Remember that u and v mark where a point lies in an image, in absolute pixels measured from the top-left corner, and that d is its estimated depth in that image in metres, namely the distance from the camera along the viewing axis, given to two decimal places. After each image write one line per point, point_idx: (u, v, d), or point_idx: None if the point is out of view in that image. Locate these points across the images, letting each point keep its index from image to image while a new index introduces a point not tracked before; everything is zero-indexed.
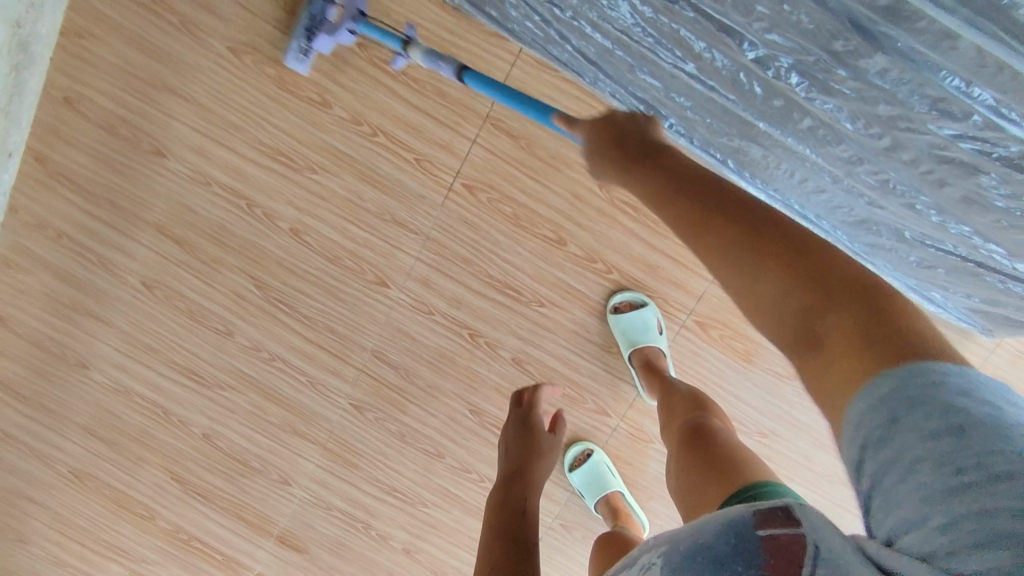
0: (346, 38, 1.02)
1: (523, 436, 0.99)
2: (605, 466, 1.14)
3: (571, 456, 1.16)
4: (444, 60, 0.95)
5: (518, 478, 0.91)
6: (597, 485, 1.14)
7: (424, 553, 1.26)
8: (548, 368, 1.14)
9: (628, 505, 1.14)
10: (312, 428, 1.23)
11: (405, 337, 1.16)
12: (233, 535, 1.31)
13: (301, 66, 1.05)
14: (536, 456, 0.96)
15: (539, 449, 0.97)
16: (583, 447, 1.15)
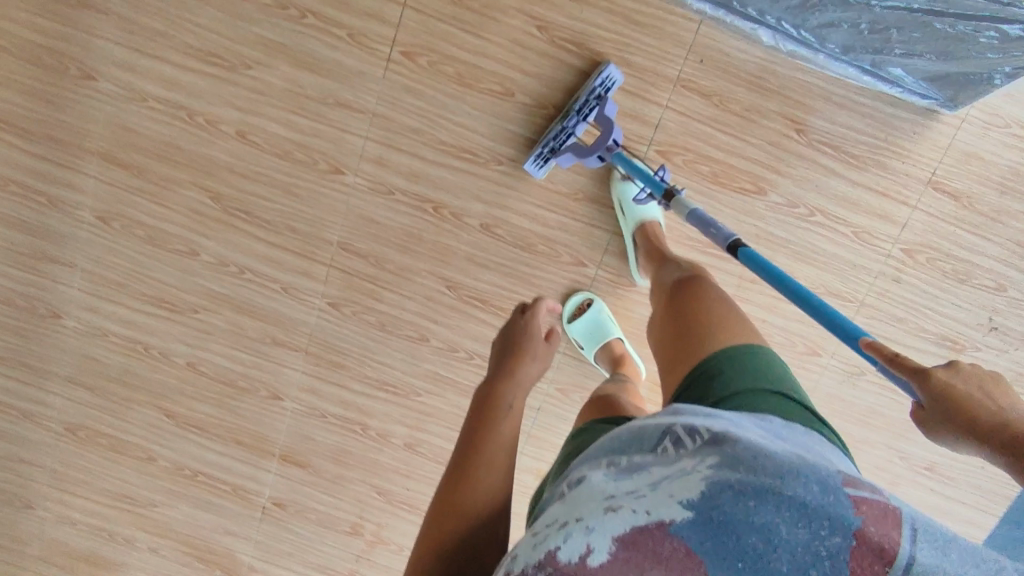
0: (593, 159, 1.01)
1: (504, 363, 0.90)
2: (606, 315, 1.12)
3: (572, 307, 1.14)
4: (717, 227, 0.82)
5: (492, 415, 0.80)
6: (598, 335, 1.12)
7: (425, 445, 1.26)
8: (517, 229, 1.13)
9: (628, 353, 1.12)
10: (291, 335, 1.21)
11: (370, 223, 1.15)
12: (236, 461, 1.30)
13: (538, 168, 1.08)
14: (515, 387, 0.86)
15: (521, 379, 0.87)
16: (583, 296, 1.13)
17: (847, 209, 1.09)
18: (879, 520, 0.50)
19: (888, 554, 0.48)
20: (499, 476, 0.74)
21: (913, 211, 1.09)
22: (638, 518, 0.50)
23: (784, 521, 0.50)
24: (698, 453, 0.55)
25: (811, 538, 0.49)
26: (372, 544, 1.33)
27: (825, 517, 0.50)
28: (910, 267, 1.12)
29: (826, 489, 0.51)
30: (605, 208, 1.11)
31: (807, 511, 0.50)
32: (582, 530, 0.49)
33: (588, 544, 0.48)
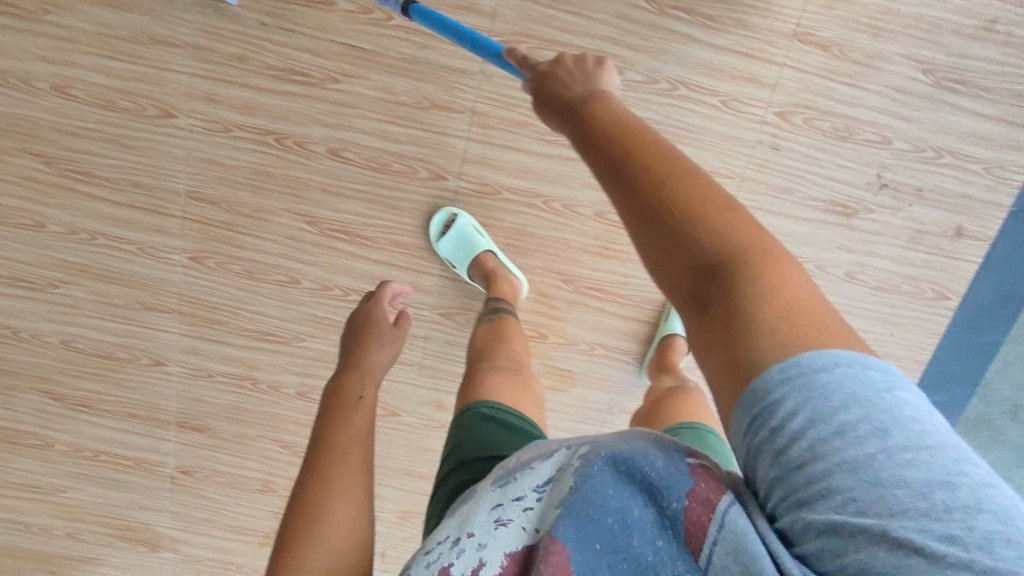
0: None
1: (340, 369, 0.82)
2: (473, 229, 1.07)
3: (438, 224, 1.09)
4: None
5: (337, 412, 0.74)
6: (467, 250, 1.07)
7: (319, 390, 1.23)
8: (367, 150, 1.05)
9: (501, 265, 1.08)
10: (159, 298, 1.15)
11: (212, 165, 1.06)
12: (133, 433, 1.27)
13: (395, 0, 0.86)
14: (362, 378, 0.80)
15: (367, 369, 0.82)
16: (447, 212, 1.08)
17: (710, 77, 1.02)
18: (722, 479, 0.43)
19: (715, 500, 0.42)
20: (350, 480, 0.67)
21: (783, 68, 1.03)
22: (522, 538, 0.48)
23: (636, 503, 0.44)
24: (569, 448, 0.51)
25: (658, 514, 0.44)
26: (287, 497, 1.33)
27: (664, 484, 0.44)
28: (786, 131, 1.06)
29: (672, 457, 0.45)
30: (456, 115, 1.04)
31: (653, 487, 0.44)
32: (475, 546, 0.49)
33: (480, 557, 0.48)
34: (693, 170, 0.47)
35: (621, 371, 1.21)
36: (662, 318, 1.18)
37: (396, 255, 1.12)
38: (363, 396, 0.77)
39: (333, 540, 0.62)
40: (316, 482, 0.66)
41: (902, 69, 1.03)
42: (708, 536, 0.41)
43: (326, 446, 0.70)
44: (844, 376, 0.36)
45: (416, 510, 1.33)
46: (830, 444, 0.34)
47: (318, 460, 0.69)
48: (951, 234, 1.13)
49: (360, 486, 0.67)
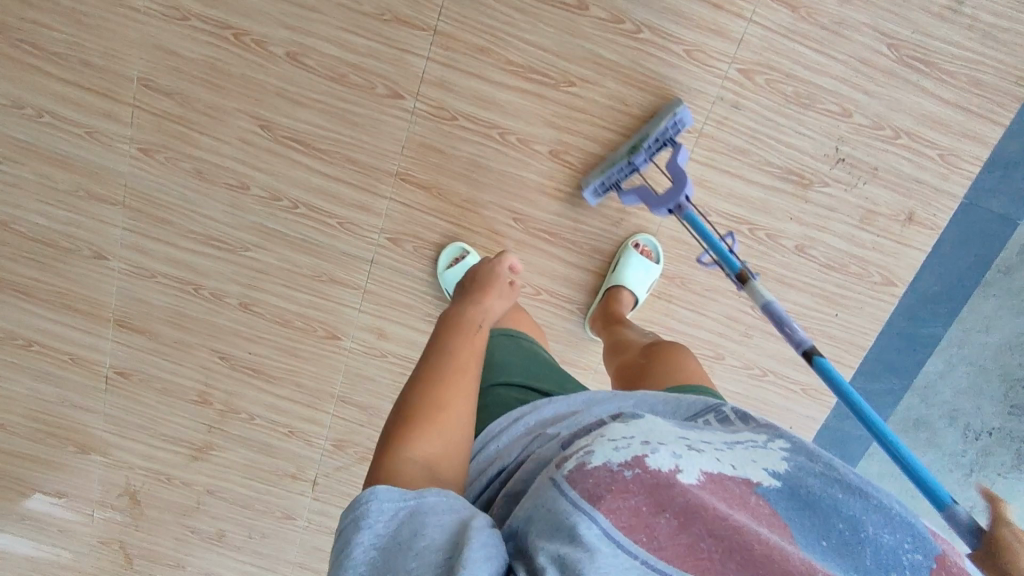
0: None
1: (463, 297, 0.86)
2: (475, 257, 1.12)
3: (448, 256, 1.14)
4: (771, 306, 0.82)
5: (458, 330, 0.74)
6: (466, 276, 1.11)
7: (263, 305, 1.21)
8: (326, 58, 1.05)
9: None
10: (106, 188, 1.14)
11: (168, 55, 1.06)
12: (69, 327, 1.25)
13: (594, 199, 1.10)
14: (481, 313, 0.81)
15: (486, 307, 0.83)
16: (458, 248, 1.13)
17: (676, 23, 1.03)
18: (955, 553, 0.49)
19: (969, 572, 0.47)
20: (471, 389, 0.65)
21: (750, 24, 1.03)
22: (723, 469, 0.51)
23: (870, 520, 0.49)
24: (766, 434, 0.57)
25: (896, 543, 0.48)
26: (223, 412, 1.31)
27: (907, 523, 0.50)
28: (749, 91, 1.07)
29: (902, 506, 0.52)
30: (419, 32, 1.03)
31: (891, 518, 0.50)
32: (671, 453, 0.51)
33: (679, 463, 0.50)
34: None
35: (567, 322, 1.20)
36: (612, 268, 1.15)
37: (347, 171, 1.11)
38: (481, 328, 0.77)
39: (450, 431, 0.60)
40: (440, 376, 0.65)
41: (868, 41, 1.03)
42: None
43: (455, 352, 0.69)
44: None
45: (350, 441, 1.32)
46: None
47: (446, 360, 0.68)
48: (903, 219, 1.12)
49: (474, 397, 0.65)
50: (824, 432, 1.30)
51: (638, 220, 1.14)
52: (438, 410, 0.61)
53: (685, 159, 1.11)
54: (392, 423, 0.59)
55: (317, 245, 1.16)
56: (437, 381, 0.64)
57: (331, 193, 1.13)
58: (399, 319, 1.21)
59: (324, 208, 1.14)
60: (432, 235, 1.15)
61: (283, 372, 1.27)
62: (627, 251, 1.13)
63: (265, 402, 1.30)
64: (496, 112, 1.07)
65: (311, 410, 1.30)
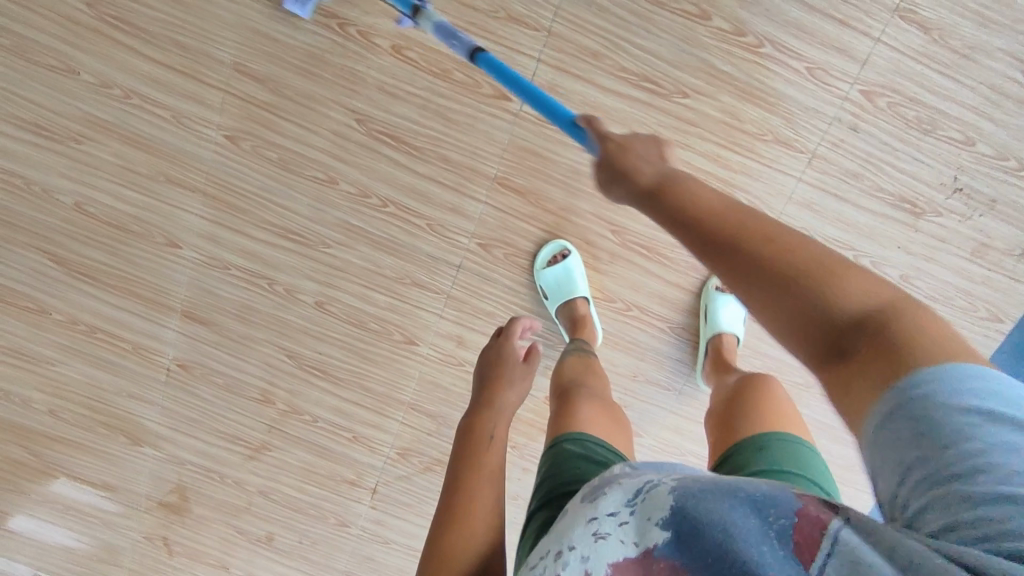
0: None
1: (484, 384, 0.83)
2: (577, 272, 1.08)
3: (546, 254, 1.09)
4: (456, 38, 0.86)
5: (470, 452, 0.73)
6: (564, 292, 1.07)
7: (337, 305, 1.17)
8: (431, 53, 1.02)
9: (590, 315, 1.09)
10: (187, 174, 1.10)
11: (265, 39, 1.02)
12: (133, 315, 1.20)
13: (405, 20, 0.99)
14: (497, 412, 0.78)
15: (501, 405, 0.79)
16: (559, 247, 1.08)
17: (799, 39, 0.99)
18: (825, 504, 0.43)
19: (827, 525, 0.41)
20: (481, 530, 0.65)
21: (876, 44, 0.99)
22: (622, 545, 0.49)
23: (735, 512, 0.44)
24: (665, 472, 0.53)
25: (761, 522, 0.43)
26: (284, 413, 1.26)
27: (775, 500, 0.44)
28: (868, 112, 1.02)
29: (773, 485, 0.46)
30: (531, 32, 1.00)
31: (757, 502, 0.44)
32: (578, 558, 0.49)
33: (586, 568, 0.49)
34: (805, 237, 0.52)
35: (655, 342, 1.15)
36: (704, 320, 1.11)
37: (441, 170, 1.07)
38: (496, 436, 0.75)
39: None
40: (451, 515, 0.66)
41: (998, 67, 1.00)
42: (817, 556, 0.40)
43: (469, 485, 0.69)
44: (972, 387, 0.38)
45: (415, 450, 1.27)
46: (939, 422, 0.38)
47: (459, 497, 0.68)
48: (1017, 254, 1.08)
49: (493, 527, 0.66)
50: None
51: None
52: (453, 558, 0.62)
53: (794, 180, 1.06)
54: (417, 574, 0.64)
55: (402, 246, 1.11)
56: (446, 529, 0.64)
57: (421, 192, 1.08)
58: (478, 327, 1.16)
59: (411, 208, 1.09)
60: (522, 242, 1.10)
61: (351, 375, 1.22)
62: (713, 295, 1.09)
63: (329, 404, 1.24)
64: (603, 119, 1.03)
65: (376, 416, 1.25)
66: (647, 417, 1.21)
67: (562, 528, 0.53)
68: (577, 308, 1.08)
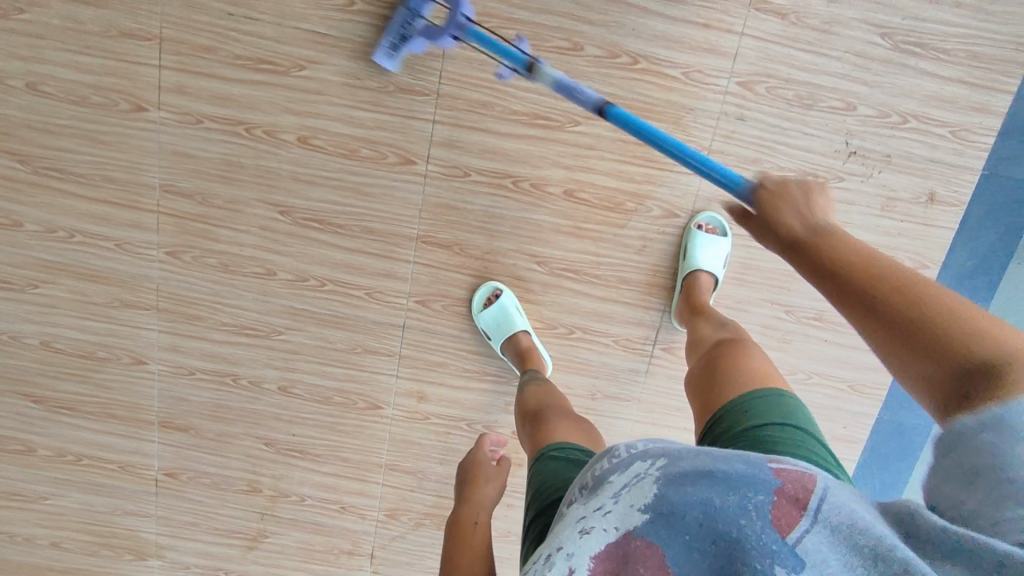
0: (446, 42, 0.98)
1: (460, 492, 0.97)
2: (513, 306, 1.12)
3: (481, 298, 1.14)
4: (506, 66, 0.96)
5: (459, 527, 0.86)
6: (504, 327, 1.12)
7: (301, 385, 1.22)
8: (335, 136, 1.08)
9: (534, 345, 1.13)
10: (138, 295, 1.16)
11: (184, 157, 1.09)
12: (114, 436, 1.25)
13: (390, 63, 1.03)
14: (473, 506, 0.92)
15: (480, 496, 0.94)
16: (491, 287, 1.14)
17: (670, 49, 1.05)
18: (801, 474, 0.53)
19: (803, 498, 0.50)
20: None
21: (741, 37, 1.05)
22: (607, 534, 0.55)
23: (717, 493, 0.53)
24: (650, 459, 0.59)
25: (742, 499, 0.52)
26: (272, 498, 1.30)
27: (752, 480, 0.52)
28: (750, 99, 1.08)
29: (752, 462, 0.54)
30: (421, 97, 1.06)
31: (735, 481, 0.53)
32: (563, 556, 0.55)
33: (570, 566, 0.54)
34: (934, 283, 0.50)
35: (605, 357, 1.19)
36: (681, 258, 1.13)
37: (367, 242, 1.13)
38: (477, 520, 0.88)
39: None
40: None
41: (860, 34, 1.06)
42: (798, 526, 0.49)
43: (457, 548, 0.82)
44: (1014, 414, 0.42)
45: (403, 508, 1.30)
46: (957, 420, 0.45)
47: (453, 558, 0.80)
48: (924, 200, 1.13)
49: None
50: (877, 427, 1.27)
51: (661, 245, 1.13)
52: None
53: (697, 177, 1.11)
54: None
55: (348, 319, 1.17)
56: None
57: (353, 265, 1.15)
58: (435, 380, 1.21)
59: (347, 281, 1.15)
60: (458, 290, 1.15)
61: (327, 449, 1.26)
62: (691, 233, 1.12)
63: (313, 481, 1.29)
64: (507, 162, 1.09)
65: (360, 483, 1.28)
66: (616, 430, 1.24)
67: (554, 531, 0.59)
68: (521, 341, 1.12)
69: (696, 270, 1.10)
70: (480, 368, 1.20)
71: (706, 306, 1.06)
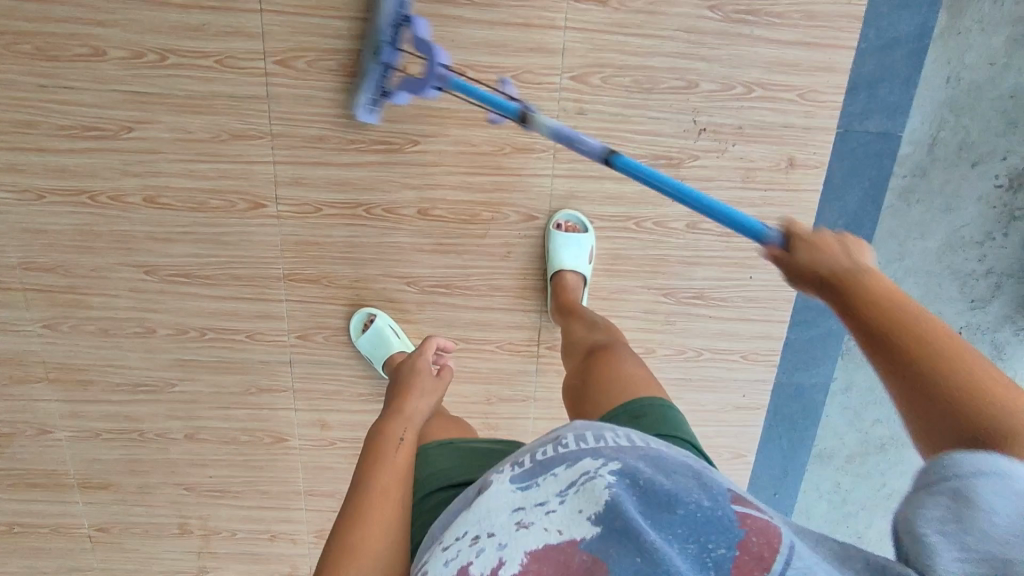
0: (430, 93, 0.96)
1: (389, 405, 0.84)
2: (389, 329, 1.13)
3: (358, 325, 1.15)
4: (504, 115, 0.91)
5: (379, 443, 0.75)
6: (381, 350, 1.12)
7: (206, 430, 1.25)
8: (181, 191, 1.09)
9: None
10: (27, 369, 1.19)
11: (37, 233, 1.10)
12: (40, 502, 1.29)
13: (373, 117, 1.04)
14: (404, 423, 0.80)
15: (410, 411, 0.82)
16: (366, 313, 1.15)
17: (495, 54, 1.04)
18: (766, 529, 0.52)
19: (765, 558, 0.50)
20: (390, 525, 0.65)
21: (566, 32, 1.04)
22: (551, 537, 0.54)
23: (678, 535, 0.53)
24: (602, 459, 0.58)
25: (698, 549, 0.52)
26: (205, 537, 1.34)
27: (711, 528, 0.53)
28: (588, 92, 1.07)
29: (716, 503, 0.55)
30: (256, 141, 1.07)
31: (697, 525, 0.54)
32: (494, 547, 0.54)
33: (499, 557, 0.53)
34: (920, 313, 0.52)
35: (493, 362, 1.20)
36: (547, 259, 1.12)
37: (237, 288, 1.14)
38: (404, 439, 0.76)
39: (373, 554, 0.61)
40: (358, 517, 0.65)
41: (689, 9, 1.04)
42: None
43: (373, 470, 0.70)
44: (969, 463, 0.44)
45: (332, 528, 1.33)
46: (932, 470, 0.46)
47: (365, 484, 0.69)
48: (784, 166, 1.11)
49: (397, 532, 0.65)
50: (778, 390, 1.29)
51: (526, 248, 1.13)
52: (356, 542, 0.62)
53: (550, 177, 1.10)
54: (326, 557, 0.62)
55: (235, 362, 1.19)
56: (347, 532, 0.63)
57: (229, 311, 1.16)
58: (334, 407, 1.23)
59: (227, 327, 1.17)
60: (336, 320, 1.17)
61: (246, 485, 1.30)
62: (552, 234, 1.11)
63: (240, 516, 1.32)
64: (356, 191, 1.09)
65: (285, 511, 1.32)
66: (519, 428, 1.26)
67: (489, 509, 0.58)
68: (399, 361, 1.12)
69: (560, 270, 1.09)
70: (375, 390, 1.23)
71: (576, 304, 1.05)
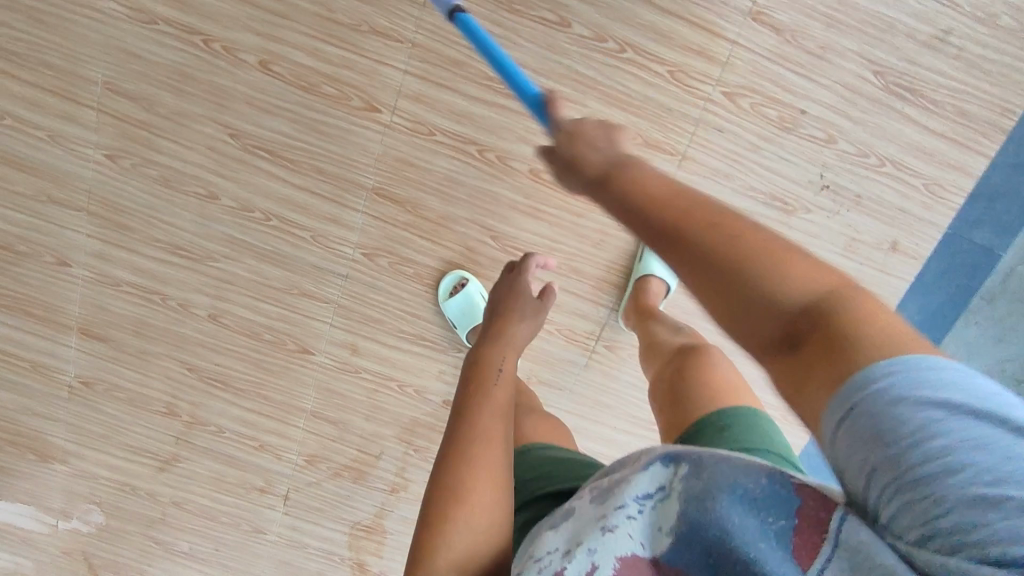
0: None
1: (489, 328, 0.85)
2: (479, 295, 1.11)
3: (447, 287, 1.13)
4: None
5: (479, 385, 0.74)
6: (469, 316, 1.11)
7: (231, 316, 1.18)
8: (296, 67, 1.03)
9: None
10: (71, 194, 1.11)
11: (133, 58, 1.03)
12: (29, 333, 1.21)
13: None
14: (503, 348, 0.80)
15: (510, 342, 0.82)
16: (457, 276, 1.13)
17: (657, 42, 1.02)
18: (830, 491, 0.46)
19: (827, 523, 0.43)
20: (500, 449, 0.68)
21: (734, 46, 1.02)
22: (634, 547, 0.52)
23: (736, 511, 0.47)
24: (671, 464, 0.54)
25: (762, 522, 0.46)
26: (189, 424, 1.27)
27: (780, 500, 0.47)
28: (732, 112, 1.05)
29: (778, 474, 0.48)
30: (394, 43, 1.02)
31: (757, 502, 0.47)
32: (585, 552, 0.52)
33: (591, 564, 0.52)
34: (711, 208, 0.50)
35: (544, 342, 1.17)
36: (637, 259, 1.11)
37: (318, 183, 1.09)
38: (503, 368, 0.77)
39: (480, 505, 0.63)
40: (468, 439, 0.68)
41: (854, 66, 1.03)
42: (819, 555, 0.43)
43: (474, 418, 0.69)
44: (906, 383, 0.37)
45: (322, 456, 1.28)
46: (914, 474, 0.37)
47: (464, 434, 0.68)
48: (885, 247, 1.12)
49: (502, 456, 0.68)
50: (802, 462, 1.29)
51: (618, 241, 1.11)
52: (465, 488, 0.64)
53: None
54: (437, 474, 0.66)
55: (287, 258, 1.14)
56: (457, 453, 0.66)
57: (301, 204, 1.10)
58: (370, 335, 1.19)
59: (294, 220, 1.11)
60: (407, 250, 1.13)
61: (251, 385, 1.24)
62: None
63: (232, 414, 1.26)
64: (474, 128, 1.05)
65: (281, 424, 1.26)
66: None
67: (577, 527, 0.55)
68: None
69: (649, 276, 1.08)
70: (418, 332, 1.19)
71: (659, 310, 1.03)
